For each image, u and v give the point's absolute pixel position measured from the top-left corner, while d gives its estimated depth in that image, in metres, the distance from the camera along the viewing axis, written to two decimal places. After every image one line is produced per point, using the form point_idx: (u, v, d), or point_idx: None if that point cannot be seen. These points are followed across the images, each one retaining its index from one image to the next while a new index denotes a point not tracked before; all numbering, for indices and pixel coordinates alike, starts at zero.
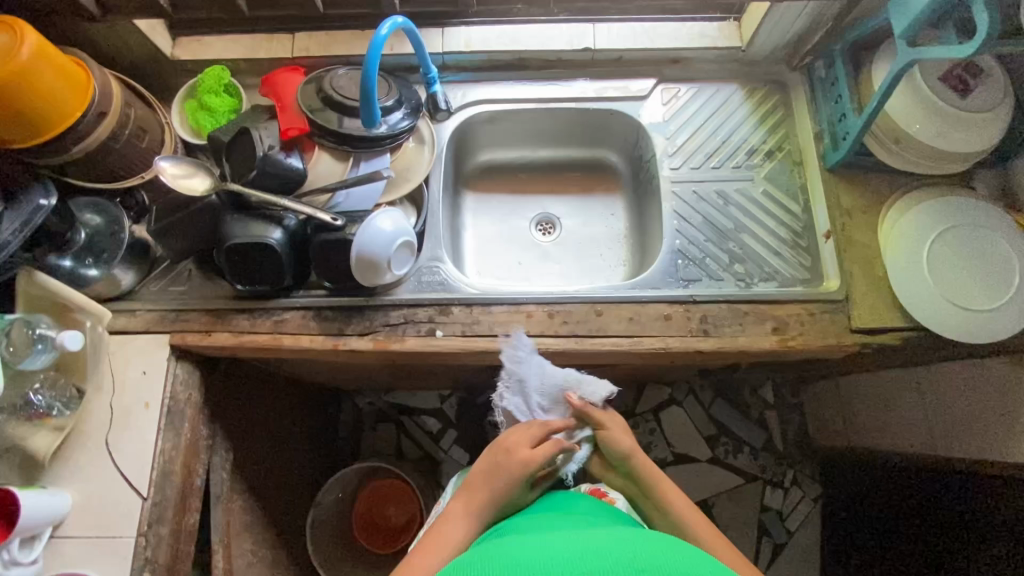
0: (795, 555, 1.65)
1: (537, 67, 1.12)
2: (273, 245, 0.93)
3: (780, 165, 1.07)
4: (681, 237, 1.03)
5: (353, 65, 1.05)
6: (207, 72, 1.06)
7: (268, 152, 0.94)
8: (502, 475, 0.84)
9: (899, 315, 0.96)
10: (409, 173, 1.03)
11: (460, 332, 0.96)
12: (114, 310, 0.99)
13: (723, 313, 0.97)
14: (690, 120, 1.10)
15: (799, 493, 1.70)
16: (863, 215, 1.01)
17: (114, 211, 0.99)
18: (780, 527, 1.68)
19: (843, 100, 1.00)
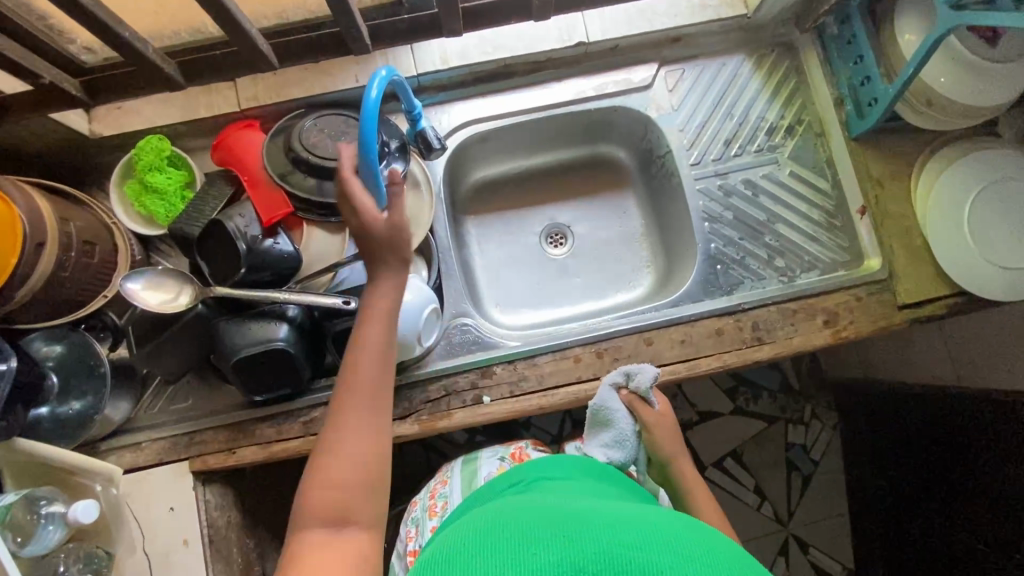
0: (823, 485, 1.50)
1: (525, 71, 0.98)
2: (284, 348, 0.81)
3: (802, 140, 1.00)
4: (715, 239, 0.97)
5: (321, 112, 0.89)
6: (143, 146, 0.89)
7: (251, 243, 0.81)
8: (365, 408, 0.64)
9: (944, 284, 0.93)
10: (412, 226, 0.93)
11: (508, 393, 0.89)
12: (117, 447, 0.88)
13: (773, 315, 0.92)
14: (701, 103, 1.01)
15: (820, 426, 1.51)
16: (895, 182, 0.96)
17: (80, 338, 0.84)
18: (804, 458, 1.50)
19: (866, 62, 0.92)
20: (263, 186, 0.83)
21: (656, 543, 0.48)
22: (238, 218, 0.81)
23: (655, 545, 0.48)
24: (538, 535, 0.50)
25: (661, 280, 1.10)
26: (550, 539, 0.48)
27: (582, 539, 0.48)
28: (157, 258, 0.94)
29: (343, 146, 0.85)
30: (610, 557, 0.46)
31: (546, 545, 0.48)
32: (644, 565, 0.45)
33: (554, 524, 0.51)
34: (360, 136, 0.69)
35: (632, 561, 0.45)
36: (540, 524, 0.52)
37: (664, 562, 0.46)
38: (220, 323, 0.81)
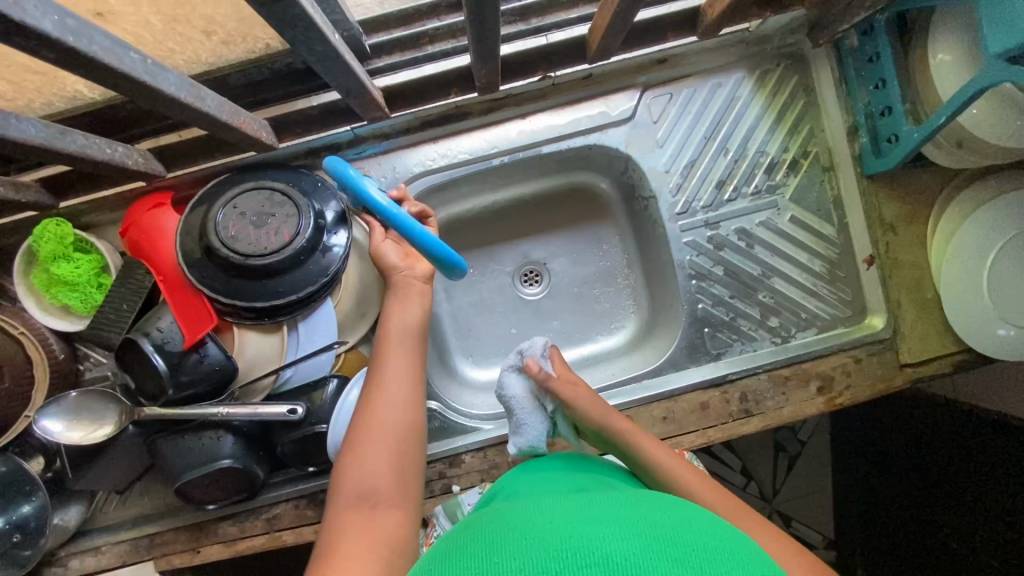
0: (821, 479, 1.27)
1: (480, 111, 0.83)
2: (230, 465, 0.75)
3: (808, 176, 0.86)
4: (702, 299, 0.87)
5: (239, 187, 0.76)
6: (37, 234, 0.76)
7: (174, 360, 0.71)
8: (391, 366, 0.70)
9: (951, 340, 0.83)
10: (363, 306, 0.83)
11: (479, 481, 0.84)
12: (77, 550, 0.85)
13: (764, 385, 0.84)
14: (690, 134, 0.86)
15: None
16: (909, 227, 0.84)
17: (8, 456, 0.77)
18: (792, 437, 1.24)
19: (889, 90, 0.77)
20: (184, 290, 0.74)
21: (644, 528, 0.39)
22: (155, 332, 0.71)
23: (644, 529, 0.39)
24: (510, 534, 0.40)
25: (645, 324, 0.98)
26: (521, 536, 0.40)
27: (558, 530, 0.39)
28: (84, 348, 0.84)
29: (269, 234, 0.73)
30: (593, 543, 0.37)
31: (517, 541, 0.39)
32: (632, 550, 0.36)
33: (524, 522, 0.42)
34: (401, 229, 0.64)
35: (617, 547, 0.36)
36: (506, 524, 0.43)
37: (658, 544, 0.37)
38: (159, 441, 0.75)
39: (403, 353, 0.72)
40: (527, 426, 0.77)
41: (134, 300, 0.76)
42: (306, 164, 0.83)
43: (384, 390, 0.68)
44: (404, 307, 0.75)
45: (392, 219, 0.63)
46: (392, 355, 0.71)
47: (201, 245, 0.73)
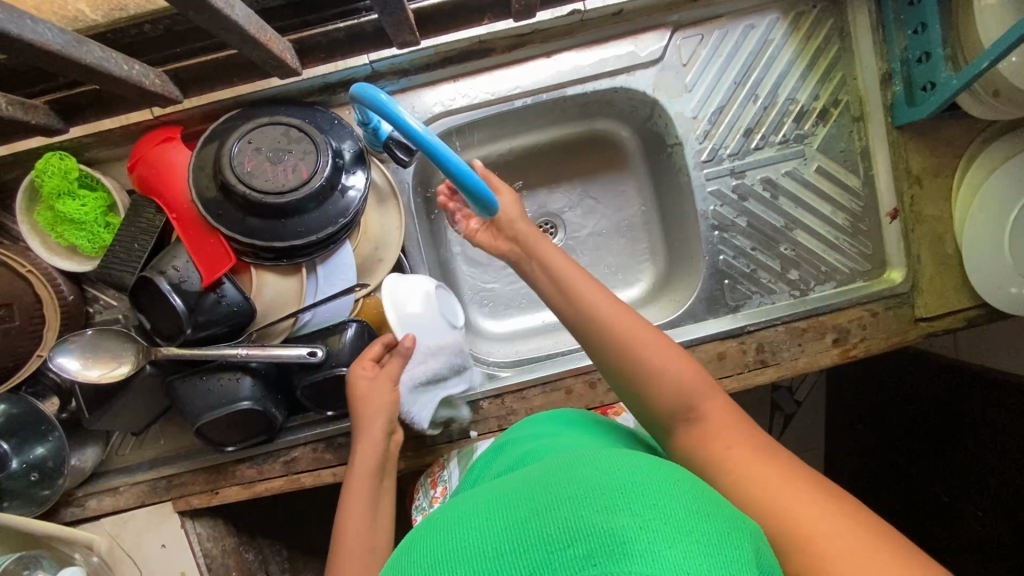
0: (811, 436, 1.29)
1: (505, 47, 0.79)
2: (250, 406, 0.74)
3: (836, 126, 0.84)
4: (724, 251, 0.86)
5: (252, 123, 0.72)
6: (39, 168, 0.73)
7: (190, 300, 0.70)
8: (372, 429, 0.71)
9: (968, 295, 0.83)
10: (381, 251, 0.81)
11: (496, 428, 0.84)
12: (94, 491, 0.85)
13: (781, 336, 0.84)
14: (717, 79, 0.83)
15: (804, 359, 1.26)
16: (934, 180, 0.83)
17: (21, 395, 0.76)
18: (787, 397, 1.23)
19: (929, 35, 0.75)
20: (198, 228, 0.71)
21: (592, 480, 0.40)
22: (171, 271, 0.70)
23: (591, 481, 0.41)
24: (473, 516, 0.44)
25: (661, 277, 0.97)
26: (481, 519, 0.43)
27: (513, 508, 0.42)
28: (94, 291, 0.82)
29: (285, 171, 0.70)
30: (541, 518, 0.40)
31: (476, 523, 0.43)
32: (574, 512, 0.38)
33: (491, 500, 0.45)
34: (439, 159, 0.60)
35: (559, 516, 0.39)
36: (477, 503, 0.46)
37: (603, 496, 0.39)
38: (176, 382, 0.74)
39: (377, 423, 0.72)
40: (418, 397, 0.78)
41: (146, 238, 0.73)
42: (321, 101, 0.79)
43: (370, 436, 0.71)
44: (369, 383, 0.72)
45: (428, 148, 0.59)
46: (366, 429, 0.72)
47: (214, 182, 0.70)
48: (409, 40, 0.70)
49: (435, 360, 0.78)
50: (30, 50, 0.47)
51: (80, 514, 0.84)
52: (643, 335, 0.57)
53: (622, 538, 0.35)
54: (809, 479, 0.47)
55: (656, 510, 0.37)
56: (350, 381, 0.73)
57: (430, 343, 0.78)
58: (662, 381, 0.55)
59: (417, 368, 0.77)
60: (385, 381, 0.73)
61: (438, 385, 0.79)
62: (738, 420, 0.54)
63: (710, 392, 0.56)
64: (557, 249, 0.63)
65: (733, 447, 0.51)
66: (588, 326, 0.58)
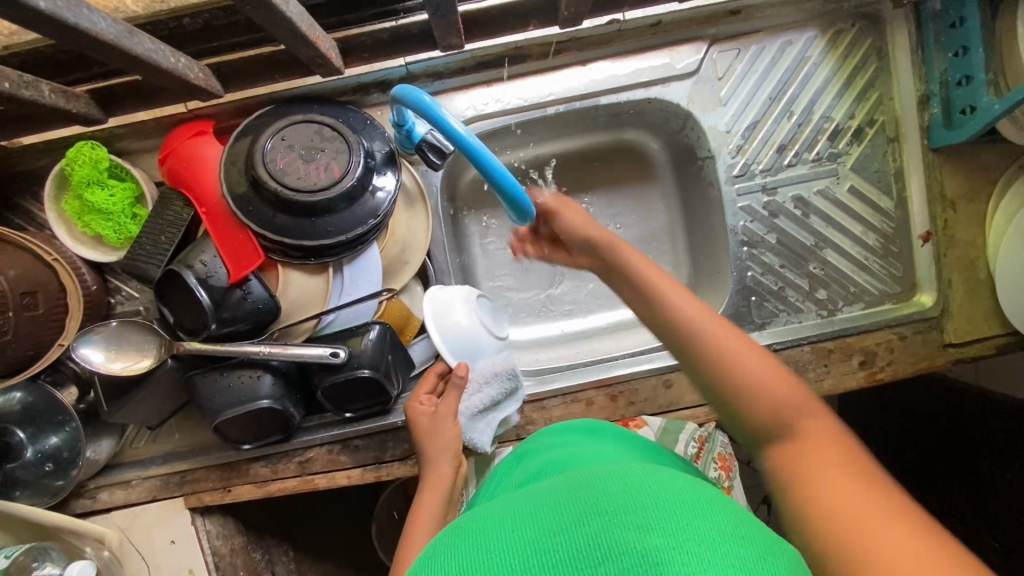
0: None
1: (540, 54, 0.79)
2: (271, 404, 0.74)
3: (871, 146, 0.83)
4: (752, 266, 0.85)
5: (285, 120, 0.72)
6: (71, 156, 0.73)
7: (217, 295, 0.69)
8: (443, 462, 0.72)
9: (998, 322, 0.82)
10: (406, 253, 0.80)
11: (515, 437, 0.83)
12: (106, 483, 0.84)
13: (806, 356, 0.83)
14: (752, 94, 0.82)
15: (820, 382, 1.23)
16: (968, 204, 0.82)
17: (40, 385, 0.76)
18: None
19: (971, 58, 0.74)
20: (228, 223, 0.71)
21: (622, 494, 0.39)
22: (199, 265, 0.69)
23: (621, 495, 0.40)
24: (500, 525, 0.43)
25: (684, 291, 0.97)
26: (508, 529, 0.42)
27: (541, 520, 0.41)
28: (117, 282, 0.82)
29: (318, 170, 0.70)
30: (570, 533, 0.39)
31: (501, 534, 0.42)
32: (606, 528, 0.37)
33: (517, 510, 0.45)
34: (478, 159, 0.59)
35: (589, 531, 0.38)
36: (500, 513, 0.45)
37: (634, 513, 0.37)
38: (196, 377, 0.73)
39: (446, 455, 0.73)
40: (477, 422, 0.80)
41: (173, 232, 0.73)
42: (353, 101, 0.79)
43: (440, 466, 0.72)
44: (431, 419, 0.75)
45: (467, 150, 0.59)
46: (435, 468, 0.72)
47: (246, 178, 0.70)
48: (451, 42, 0.70)
49: (487, 387, 0.80)
50: (79, 38, 0.46)
51: (90, 506, 0.84)
52: (739, 346, 0.55)
53: (656, 557, 0.34)
54: (916, 522, 0.43)
55: (692, 531, 0.35)
56: (411, 420, 0.75)
57: (481, 369, 0.80)
58: (754, 388, 0.53)
59: (475, 389, 0.80)
60: (446, 416, 0.75)
61: (493, 411, 0.81)
62: (843, 445, 0.50)
63: (813, 413, 0.52)
64: (641, 255, 0.63)
65: (822, 468, 0.48)
66: (677, 340, 0.56)
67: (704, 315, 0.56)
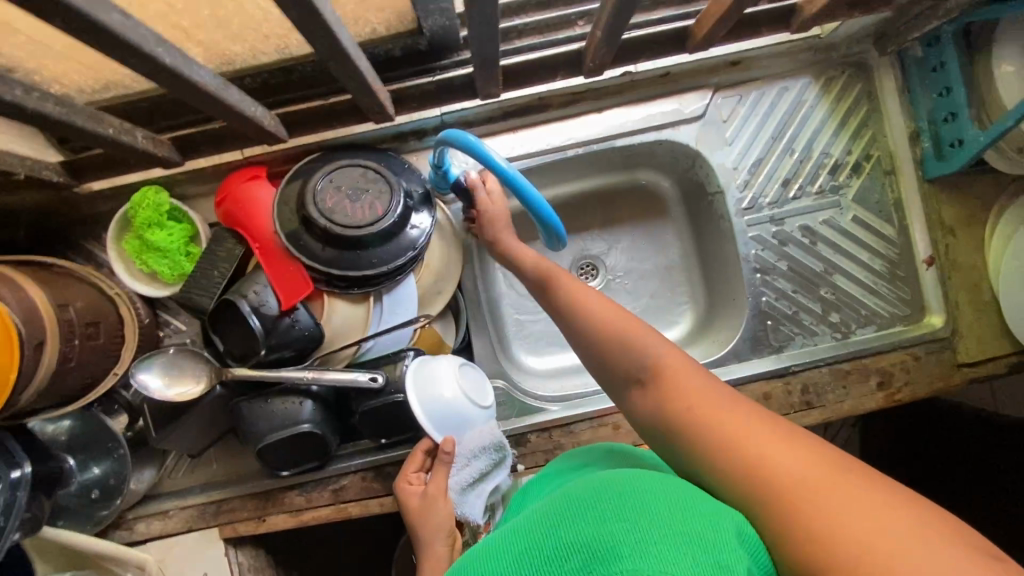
0: None
1: (561, 103, 0.87)
2: (310, 429, 0.77)
3: (869, 179, 0.90)
4: (766, 292, 0.89)
5: (333, 164, 0.79)
6: (137, 200, 0.80)
7: (268, 323, 0.74)
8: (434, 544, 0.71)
9: (1007, 341, 0.86)
10: (440, 283, 0.86)
11: (544, 461, 0.85)
12: (143, 515, 0.86)
13: (825, 378, 0.87)
14: (755, 134, 0.90)
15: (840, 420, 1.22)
16: (967, 230, 0.88)
17: (91, 414, 0.80)
18: None
19: (954, 98, 0.81)
20: (278, 256, 0.76)
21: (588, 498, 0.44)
22: (252, 295, 0.74)
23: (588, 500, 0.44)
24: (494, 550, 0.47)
25: (701, 320, 1.01)
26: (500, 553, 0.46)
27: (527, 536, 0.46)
28: (166, 316, 0.88)
29: (363, 208, 0.76)
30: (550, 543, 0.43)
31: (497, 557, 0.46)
32: (575, 532, 0.42)
33: (515, 524, 0.49)
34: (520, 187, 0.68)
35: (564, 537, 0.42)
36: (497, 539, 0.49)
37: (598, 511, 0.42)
38: (242, 403, 0.77)
39: (438, 537, 0.71)
40: (467, 496, 0.78)
41: (226, 266, 0.78)
42: (393, 147, 0.87)
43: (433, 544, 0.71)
44: (419, 498, 0.74)
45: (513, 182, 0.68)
46: (429, 550, 0.71)
47: (297, 215, 0.76)
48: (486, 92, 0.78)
49: (474, 460, 0.78)
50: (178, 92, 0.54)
51: (127, 537, 0.85)
52: (635, 335, 0.59)
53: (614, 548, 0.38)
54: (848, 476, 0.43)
55: (642, 514, 0.40)
56: (403, 501, 0.75)
57: (467, 441, 0.78)
58: (667, 363, 0.56)
59: (465, 463, 0.78)
60: (436, 494, 0.74)
61: (483, 481, 0.80)
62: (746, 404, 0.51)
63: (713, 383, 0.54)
64: (572, 284, 0.69)
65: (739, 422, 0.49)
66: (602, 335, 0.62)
67: (616, 314, 0.62)
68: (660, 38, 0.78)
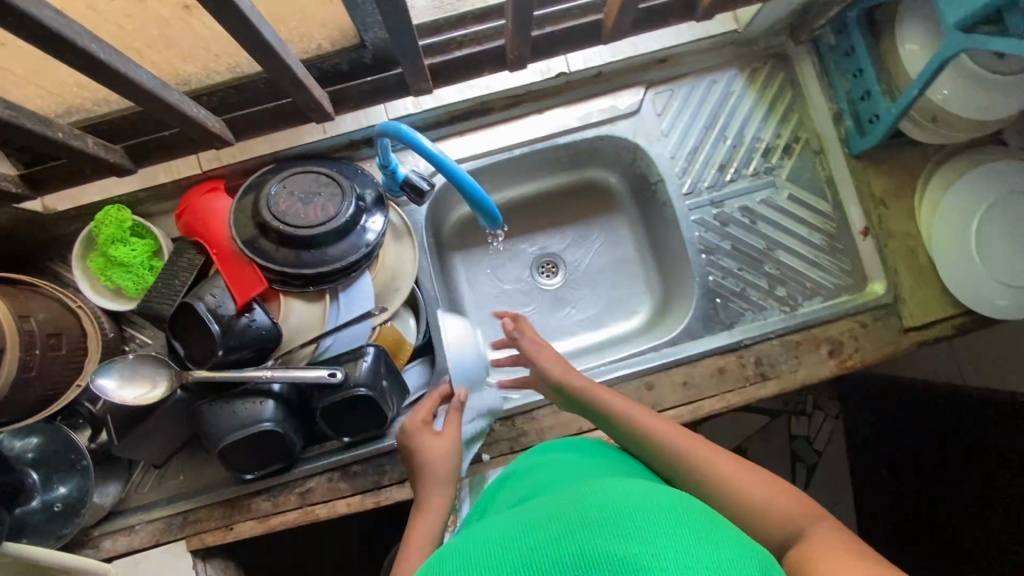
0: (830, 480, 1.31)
1: (503, 106, 0.93)
2: (271, 427, 0.78)
3: (800, 159, 0.95)
4: (713, 272, 0.93)
5: (286, 171, 0.83)
6: (101, 218, 0.83)
7: (225, 324, 0.77)
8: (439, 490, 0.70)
9: (949, 303, 0.89)
10: (396, 281, 0.89)
11: (508, 449, 0.86)
12: (109, 532, 0.86)
13: (776, 350, 0.89)
14: (690, 125, 0.95)
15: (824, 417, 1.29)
16: (897, 200, 0.92)
17: (56, 428, 0.81)
18: (808, 448, 1.27)
19: (866, 77, 0.86)
20: (234, 260, 0.80)
21: (605, 510, 0.45)
22: (209, 297, 0.77)
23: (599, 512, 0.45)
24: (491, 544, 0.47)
25: (658, 307, 1.04)
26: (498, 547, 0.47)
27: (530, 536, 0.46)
28: (131, 330, 0.90)
29: (315, 210, 0.80)
30: (557, 543, 0.43)
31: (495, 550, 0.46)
32: (576, 544, 0.43)
33: (513, 529, 0.49)
34: (446, 168, 0.70)
35: (578, 543, 0.42)
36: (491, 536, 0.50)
37: (614, 527, 0.43)
38: (202, 406, 0.78)
39: (443, 482, 0.71)
40: (463, 450, 0.82)
41: (185, 274, 0.81)
42: (346, 156, 0.91)
43: (438, 487, 0.70)
44: (432, 441, 0.73)
45: (441, 165, 0.70)
46: (435, 487, 0.70)
47: (252, 219, 0.80)
48: (421, 87, 0.83)
49: (478, 412, 0.84)
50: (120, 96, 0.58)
51: (94, 555, 0.85)
52: (651, 420, 0.70)
53: (639, 563, 0.39)
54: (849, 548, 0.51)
55: (663, 537, 0.41)
56: (410, 440, 0.74)
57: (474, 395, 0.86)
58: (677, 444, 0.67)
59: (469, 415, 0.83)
60: (446, 437, 0.74)
61: (478, 441, 0.84)
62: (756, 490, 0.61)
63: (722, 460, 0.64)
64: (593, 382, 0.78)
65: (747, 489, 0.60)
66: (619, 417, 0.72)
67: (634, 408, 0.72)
68: (577, 31, 0.81)
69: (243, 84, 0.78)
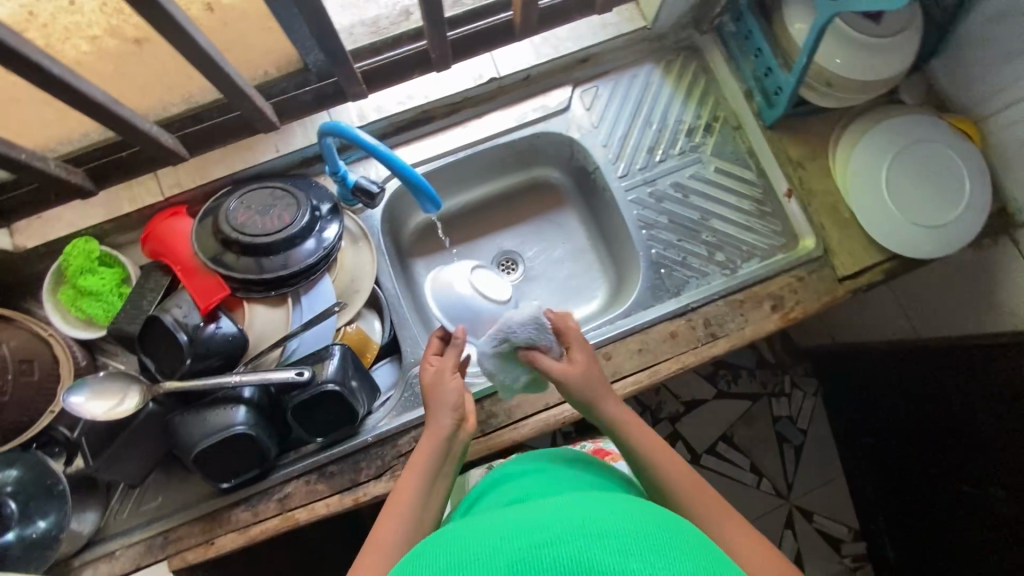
0: (815, 453, 1.38)
1: (443, 113, 1.01)
2: (243, 430, 0.80)
3: (721, 136, 1.04)
4: (654, 245, 1.00)
5: (243, 188, 0.89)
6: (69, 251, 0.88)
7: (193, 333, 0.80)
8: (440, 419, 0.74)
9: (876, 251, 0.95)
10: (357, 283, 0.94)
11: (479, 432, 0.89)
12: (90, 561, 0.86)
13: (722, 310, 0.94)
14: (618, 115, 1.04)
15: (802, 396, 1.41)
16: (814, 162, 1.00)
17: (33, 455, 0.81)
18: (791, 428, 1.40)
19: (764, 54, 0.96)
20: (197, 273, 0.84)
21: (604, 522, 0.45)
22: (175, 309, 0.81)
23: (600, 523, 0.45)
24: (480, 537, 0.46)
25: (614, 288, 1.09)
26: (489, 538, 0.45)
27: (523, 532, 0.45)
28: (104, 358, 0.92)
29: (272, 220, 0.85)
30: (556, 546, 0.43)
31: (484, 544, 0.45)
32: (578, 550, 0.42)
33: (502, 523, 0.47)
34: (386, 158, 0.79)
35: (578, 549, 0.42)
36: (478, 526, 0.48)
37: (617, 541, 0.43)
38: (175, 417, 0.80)
39: (444, 409, 0.75)
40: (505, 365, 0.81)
41: (151, 293, 0.85)
42: (300, 172, 0.97)
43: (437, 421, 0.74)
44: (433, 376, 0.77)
45: (379, 155, 0.80)
46: (436, 420, 0.74)
47: (212, 234, 0.85)
48: (356, 92, 0.90)
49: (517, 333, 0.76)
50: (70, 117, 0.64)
51: None
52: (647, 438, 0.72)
53: None
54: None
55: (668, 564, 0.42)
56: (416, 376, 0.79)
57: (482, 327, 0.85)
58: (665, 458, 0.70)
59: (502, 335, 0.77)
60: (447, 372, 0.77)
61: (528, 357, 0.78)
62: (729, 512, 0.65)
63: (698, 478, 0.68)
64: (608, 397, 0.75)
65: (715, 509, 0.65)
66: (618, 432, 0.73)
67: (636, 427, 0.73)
68: (491, 30, 0.90)
69: (196, 112, 0.85)
